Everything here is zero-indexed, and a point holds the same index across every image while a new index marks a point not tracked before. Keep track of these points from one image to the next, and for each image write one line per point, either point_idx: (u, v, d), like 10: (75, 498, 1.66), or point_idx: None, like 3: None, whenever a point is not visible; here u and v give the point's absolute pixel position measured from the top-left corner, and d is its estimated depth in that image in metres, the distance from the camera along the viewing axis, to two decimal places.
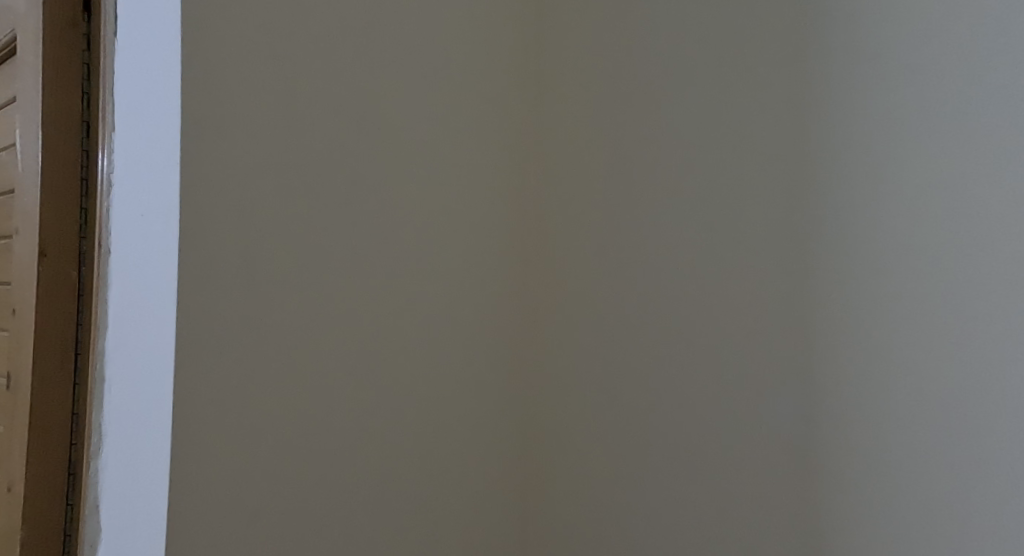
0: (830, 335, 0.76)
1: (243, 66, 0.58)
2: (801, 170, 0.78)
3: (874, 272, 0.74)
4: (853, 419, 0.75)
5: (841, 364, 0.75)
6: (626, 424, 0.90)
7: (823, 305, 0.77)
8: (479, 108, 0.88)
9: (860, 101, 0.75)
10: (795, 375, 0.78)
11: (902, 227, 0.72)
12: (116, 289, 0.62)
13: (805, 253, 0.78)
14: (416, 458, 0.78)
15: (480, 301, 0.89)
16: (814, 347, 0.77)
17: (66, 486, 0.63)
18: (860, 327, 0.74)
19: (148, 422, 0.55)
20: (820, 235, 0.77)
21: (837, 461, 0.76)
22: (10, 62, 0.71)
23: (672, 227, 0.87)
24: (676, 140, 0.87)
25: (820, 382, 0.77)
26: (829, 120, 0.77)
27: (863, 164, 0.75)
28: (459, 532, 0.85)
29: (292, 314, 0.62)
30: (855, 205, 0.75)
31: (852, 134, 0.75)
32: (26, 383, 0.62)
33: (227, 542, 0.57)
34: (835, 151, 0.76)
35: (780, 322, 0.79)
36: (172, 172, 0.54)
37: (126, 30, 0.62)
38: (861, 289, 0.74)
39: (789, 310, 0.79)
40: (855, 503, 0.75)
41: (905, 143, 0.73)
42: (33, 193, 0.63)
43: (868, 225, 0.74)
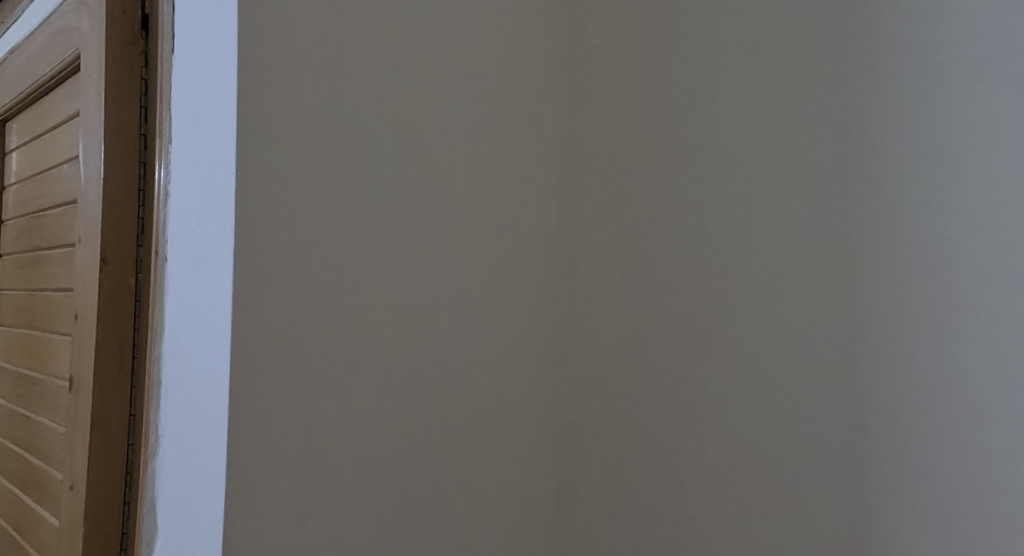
0: (852, 328, 0.67)
1: (257, 58, 0.57)
2: (824, 147, 0.69)
3: (896, 248, 0.65)
4: (880, 425, 0.65)
5: (867, 362, 0.66)
6: (656, 436, 0.81)
7: (845, 294, 0.67)
8: (503, 103, 0.83)
9: (889, 70, 0.65)
10: (819, 377, 0.69)
11: (928, 205, 0.63)
12: (171, 294, 0.64)
13: (827, 236, 0.69)
14: (426, 461, 0.72)
15: (502, 300, 0.83)
16: (838, 343, 0.68)
17: (124, 486, 0.65)
18: (885, 319, 0.65)
19: (206, 425, 0.57)
20: (838, 217, 0.68)
21: (864, 460, 0.66)
22: (74, 80, 0.75)
23: (703, 220, 0.78)
24: (697, 131, 0.79)
25: (843, 385, 0.67)
26: (857, 92, 0.67)
27: (883, 136, 0.66)
28: (472, 537, 0.78)
29: (321, 309, 0.61)
30: (878, 181, 0.66)
31: (875, 105, 0.66)
32: (88, 386, 0.65)
33: (254, 538, 0.56)
34: (854, 120, 0.67)
35: (796, 315, 0.70)
36: (227, 179, 0.56)
37: (183, 47, 0.64)
38: (883, 273, 0.65)
39: (810, 300, 0.70)
40: (889, 525, 0.64)
41: (933, 112, 0.63)
42: (95, 205, 0.66)
43: (894, 203, 0.65)
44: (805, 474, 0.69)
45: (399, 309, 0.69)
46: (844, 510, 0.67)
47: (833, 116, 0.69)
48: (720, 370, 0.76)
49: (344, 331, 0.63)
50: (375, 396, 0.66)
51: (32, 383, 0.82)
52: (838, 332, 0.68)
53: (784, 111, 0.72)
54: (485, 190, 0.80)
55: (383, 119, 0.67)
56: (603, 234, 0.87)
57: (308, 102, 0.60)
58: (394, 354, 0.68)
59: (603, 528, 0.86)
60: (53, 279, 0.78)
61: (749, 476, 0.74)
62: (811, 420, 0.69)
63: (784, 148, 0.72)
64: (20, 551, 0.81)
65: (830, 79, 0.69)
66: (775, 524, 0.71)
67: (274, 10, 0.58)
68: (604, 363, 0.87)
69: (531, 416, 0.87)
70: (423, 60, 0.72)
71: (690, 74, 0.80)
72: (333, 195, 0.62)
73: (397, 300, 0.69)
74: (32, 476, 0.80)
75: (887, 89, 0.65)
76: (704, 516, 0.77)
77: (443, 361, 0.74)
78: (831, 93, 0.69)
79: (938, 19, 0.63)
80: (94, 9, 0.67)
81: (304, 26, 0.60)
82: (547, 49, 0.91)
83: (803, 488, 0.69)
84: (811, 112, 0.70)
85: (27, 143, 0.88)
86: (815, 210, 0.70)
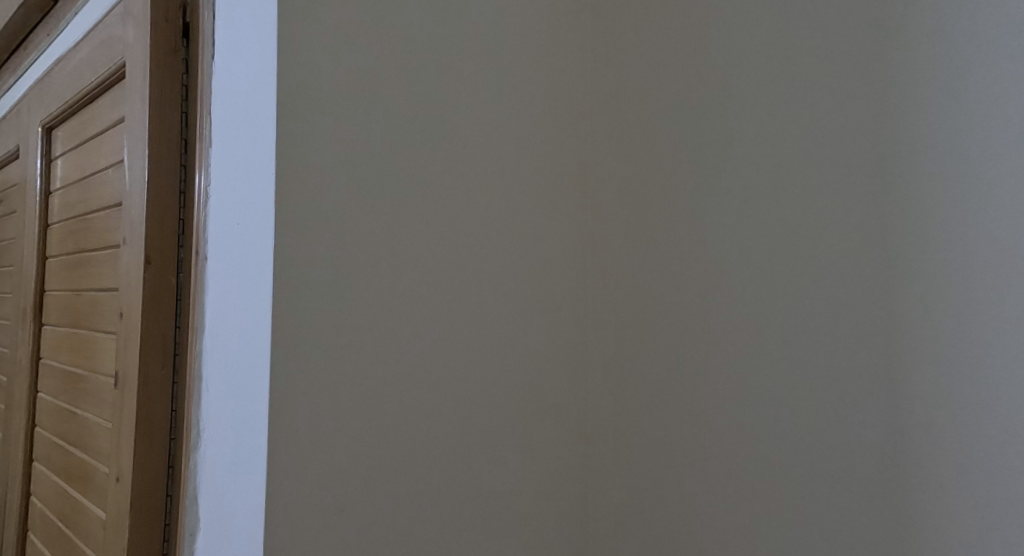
0: (885, 326, 0.67)
1: (302, 65, 0.59)
2: (857, 144, 0.69)
3: (926, 241, 0.65)
4: (916, 424, 0.65)
5: (900, 360, 0.66)
6: (685, 434, 0.81)
7: (878, 291, 0.67)
8: (533, 106, 0.84)
9: (925, 69, 0.65)
10: (852, 375, 0.69)
11: (959, 197, 0.63)
12: (212, 292, 0.66)
13: (858, 234, 0.68)
14: (458, 456, 0.73)
15: (530, 299, 0.83)
16: (872, 340, 0.67)
17: (167, 479, 0.67)
18: (917, 317, 0.65)
19: (246, 419, 0.59)
20: (870, 213, 0.68)
21: (899, 453, 0.66)
22: (118, 87, 0.78)
23: (734, 219, 0.77)
24: (728, 130, 0.78)
25: (875, 382, 0.67)
26: (892, 89, 0.67)
27: (917, 135, 0.65)
28: (504, 531, 0.79)
29: (357, 306, 0.63)
30: (910, 179, 0.66)
31: (908, 103, 0.66)
32: (133, 381, 0.67)
33: (299, 524, 0.58)
34: (886, 116, 0.67)
35: (829, 313, 0.70)
36: (269, 181, 0.58)
37: (223, 52, 0.66)
38: (915, 270, 0.65)
39: (842, 297, 0.69)
40: (925, 523, 0.64)
41: (971, 112, 0.63)
42: (139, 207, 0.68)
43: (925, 195, 0.65)
44: (840, 471, 0.69)
45: (428, 308, 0.70)
46: (880, 502, 0.67)
47: (867, 114, 0.68)
48: (752, 370, 0.75)
49: (379, 328, 0.65)
50: (405, 393, 0.67)
51: (77, 380, 0.85)
52: (870, 330, 0.67)
53: (815, 108, 0.72)
54: (511, 191, 0.80)
55: (412, 122, 0.68)
56: (630, 234, 0.87)
57: (347, 106, 0.62)
58: (424, 352, 0.69)
59: (631, 529, 0.85)
60: (98, 280, 0.81)
61: (782, 475, 0.73)
62: (846, 419, 0.69)
63: (818, 146, 0.71)
64: (66, 541, 0.84)
65: (865, 76, 0.69)
66: (809, 524, 0.71)
67: (316, 18, 0.60)
68: (631, 363, 0.86)
69: (560, 413, 0.87)
70: (451, 63, 0.73)
71: (720, 72, 0.79)
72: (370, 195, 0.64)
73: (425, 301, 0.69)
74: (78, 469, 0.83)
75: (920, 84, 0.65)
76: (736, 517, 0.76)
77: (469, 360, 0.75)
78: (863, 89, 0.69)
79: (977, 18, 0.63)
80: (139, 18, 0.70)
81: (340, 32, 0.62)
82: (572, 48, 0.91)
83: (838, 486, 0.69)
84: (846, 110, 0.70)
85: (72, 149, 0.91)
86: (846, 204, 0.69)
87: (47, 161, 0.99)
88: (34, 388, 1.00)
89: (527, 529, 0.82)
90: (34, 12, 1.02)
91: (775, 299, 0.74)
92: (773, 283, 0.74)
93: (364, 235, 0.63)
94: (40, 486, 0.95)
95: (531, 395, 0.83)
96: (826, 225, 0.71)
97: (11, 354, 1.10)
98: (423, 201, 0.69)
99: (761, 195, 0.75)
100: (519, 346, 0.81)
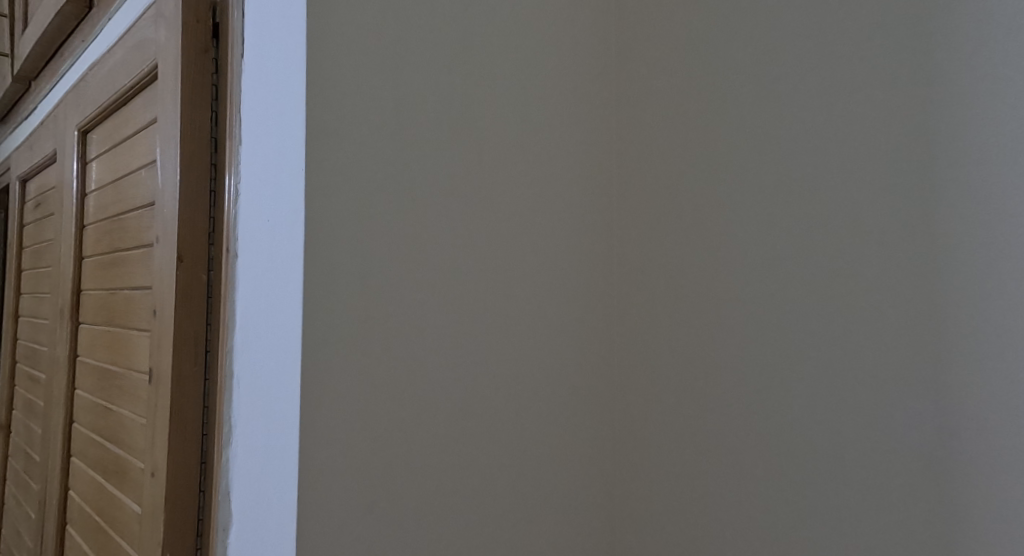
0: (919, 322, 0.62)
1: (317, 59, 0.58)
2: (890, 129, 0.64)
3: (959, 224, 0.60)
4: (954, 425, 0.60)
5: (937, 357, 0.61)
6: (711, 432, 0.78)
7: (913, 285, 0.62)
8: (553, 100, 0.82)
9: (958, 44, 0.61)
10: (885, 375, 0.64)
11: (998, 178, 0.58)
12: (242, 290, 0.67)
13: (888, 220, 0.64)
14: (476, 453, 0.72)
15: (552, 295, 0.81)
16: (907, 339, 0.63)
17: (199, 474, 0.68)
18: (954, 309, 0.60)
19: (278, 416, 0.59)
20: (900, 197, 0.64)
21: (932, 454, 0.61)
22: (150, 89, 0.79)
23: (762, 212, 0.74)
24: (753, 120, 0.76)
25: (911, 382, 0.62)
26: (928, 70, 0.62)
27: (954, 115, 0.61)
28: (526, 529, 0.77)
29: (372, 303, 0.62)
30: (946, 165, 0.61)
31: (941, 81, 0.62)
32: (166, 379, 0.68)
33: (316, 522, 0.57)
34: (918, 97, 0.63)
35: (859, 309, 0.66)
36: (297, 178, 0.58)
37: (252, 51, 0.67)
38: (948, 257, 0.61)
39: (874, 290, 0.65)
40: (965, 536, 0.59)
41: (1016, 92, 0.57)
42: (171, 206, 0.69)
43: (958, 178, 0.60)
44: (871, 473, 0.65)
45: (450, 305, 0.69)
46: (912, 504, 0.62)
47: (896, 95, 0.64)
48: (777, 369, 0.72)
49: (394, 324, 0.64)
50: (423, 393, 0.66)
51: (113, 377, 0.87)
52: (901, 322, 0.63)
53: (841, 93, 0.68)
54: (531, 186, 0.79)
55: (426, 115, 0.67)
56: (655, 230, 0.85)
57: (355, 98, 0.61)
58: (439, 351, 0.68)
59: (657, 532, 0.83)
60: (132, 278, 0.83)
61: (809, 477, 0.69)
62: (880, 422, 0.64)
63: (849, 133, 0.67)
64: (103, 536, 0.86)
65: (894, 56, 0.65)
66: (839, 532, 0.67)
67: (328, 12, 0.59)
68: (657, 361, 0.85)
69: (584, 409, 0.86)
70: (467, 57, 0.72)
71: (745, 63, 0.77)
72: (385, 189, 0.63)
73: (444, 298, 0.68)
74: (114, 465, 0.85)
75: (953, 62, 0.61)
76: (761, 521, 0.73)
77: (487, 360, 0.73)
78: (892, 70, 0.65)
79: None
80: (171, 20, 0.71)
81: (355, 26, 0.61)
82: (594, 42, 0.89)
83: (870, 493, 0.65)
84: (875, 94, 0.66)
85: (107, 151, 0.93)
86: (876, 189, 0.65)
87: (84, 164, 1.01)
88: (73, 386, 1.02)
89: (550, 528, 0.80)
90: (71, 20, 1.05)
91: (801, 293, 0.70)
92: (800, 274, 0.71)
93: (379, 230, 0.62)
94: (79, 481, 0.97)
95: (554, 393, 0.82)
96: (853, 211, 0.67)
97: (51, 352, 1.13)
98: (444, 198, 0.68)
99: (787, 185, 0.72)
100: (541, 343, 0.80)
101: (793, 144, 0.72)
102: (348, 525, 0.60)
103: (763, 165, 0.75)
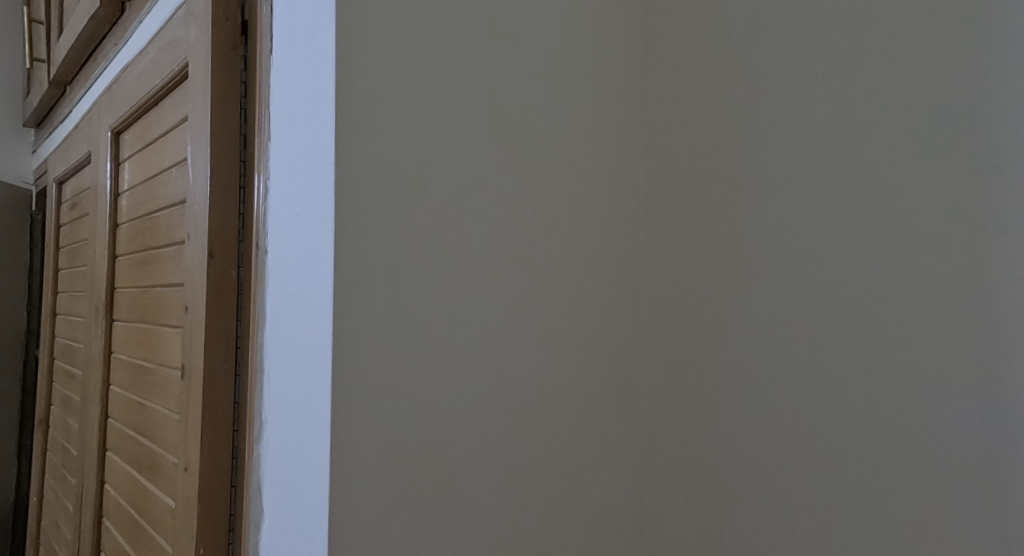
0: (965, 317, 0.61)
1: (353, 56, 0.58)
2: (936, 123, 0.63)
3: (1008, 217, 0.59)
4: (1002, 421, 0.59)
5: (984, 353, 0.59)
6: (744, 430, 0.77)
7: (960, 278, 0.61)
8: (583, 95, 0.81)
9: (1006, 34, 0.59)
10: (930, 373, 0.63)
11: None
12: (271, 285, 0.67)
13: (931, 213, 0.63)
14: (507, 450, 0.72)
15: (583, 291, 0.81)
16: (953, 335, 0.61)
17: (231, 470, 0.69)
18: (1003, 304, 0.59)
19: (309, 412, 0.59)
20: (944, 191, 0.62)
21: (979, 449, 0.60)
22: (181, 89, 0.80)
23: (799, 207, 0.73)
24: (787, 113, 0.74)
25: (956, 380, 0.61)
26: (977, 62, 0.61)
27: (1003, 105, 0.59)
28: (557, 525, 0.77)
29: (407, 299, 0.62)
30: (996, 156, 0.59)
31: (988, 72, 0.60)
32: (198, 374, 0.69)
33: (346, 517, 0.57)
34: (963, 87, 0.61)
35: (901, 306, 0.65)
36: (326, 172, 0.57)
37: (281, 47, 0.67)
38: (997, 250, 0.59)
39: (919, 285, 0.64)
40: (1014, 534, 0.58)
41: None
42: (202, 203, 0.70)
43: (1006, 171, 0.59)
44: (914, 470, 0.64)
45: (480, 302, 0.69)
46: (958, 501, 0.61)
47: (939, 87, 0.63)
48: (816, 366, 0.71)
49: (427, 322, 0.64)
50: (452, 390, 0.66)
51: (146, 373, 0.89)
52: (946, 317, 0.62)
53: (882, 85, 0.67)
54: (562, 183, 0.78)
55: (454, 111, 0.66)
56: (685, 225, 0.84)
57: (392, 96, 0.61)
58: (471, 348, 0.68)
59: (687, 531, 0.82)
60: (164, 275, 0.84)
61: (849, 475, 0.68)
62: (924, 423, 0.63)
63: (892, 126, 0.66)
64: (138, 530, 0.87)
65: (939, 47, 0.63)
66: (878, 531, 0.66)
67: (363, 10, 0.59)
68: (687, 358, 0.83)
69: (614, 407, 0.85)
70: (500, 56, 0.71)
71: (778, 55, 0.75)
72: (422, 185, 0.63)
73: (475, 294, 0.68)
74: (147, 459, 0.86)
75: (1002, 52, 0.59)
76: (798, 518, 0.72)
77: (521, 357, 0.73)
78: (935, 61, 0.63)
79: None
80: (201, 18, 0.71)
81: (388, 22, 0.61)
82: (620, 34, 0.87)
83: (912, 489, 0.64)
84: (917, 85, 0.64)
85: (138, 151, 0.94)
86: (918, 183, 0.64)
87: (116, 164, 1.03)
88: (107, 381, 1.04)
89: (580, 523, 0.80)
90: (104, 24, 1.07)
91: (840, 289, 0.69)
92: (839, 269, 0.69)
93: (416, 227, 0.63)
94: (113, 475, 0.99)
95: (583, 390, 0.81)
96: (895, 205, 0.65)
97: (85, 349, 1.15)
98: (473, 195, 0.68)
99: (823, 180, 0.71)
100: (571, 339, 0.79)
101: (830, 137, 0.70)
102: (384, 519, 0.60)
103: (798, 159, 0.73)
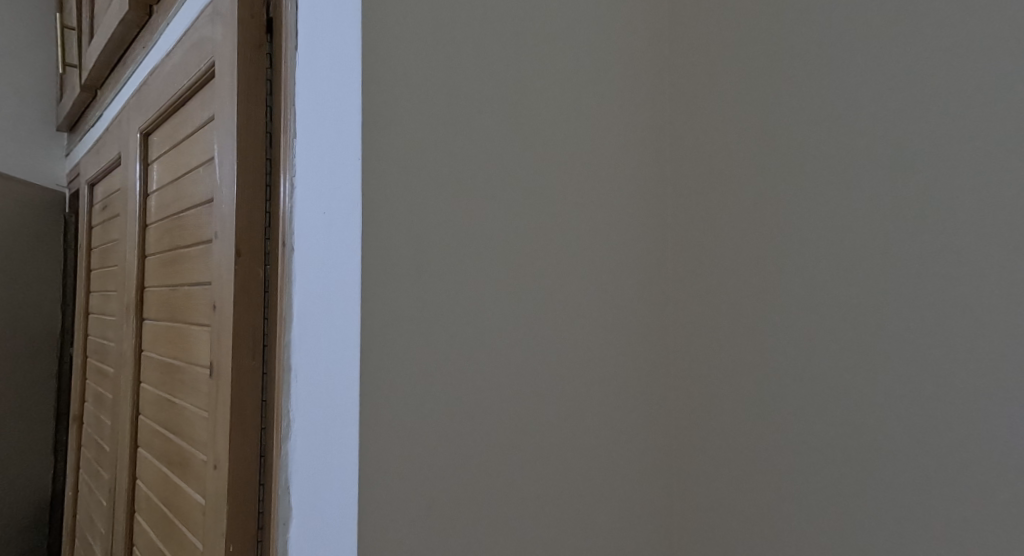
0: (1008, 310, 0.56)
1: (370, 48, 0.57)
2: (975, 103, 0.58)
3: None
4: None
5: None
6: (771, 430, 0.74)
7: (1003, 268, 0.57)
8: (607, 87, 0.79)
9: None
10: (970, 370, 0.58)
11: None
12: (298, 283, 0.67)
13: (970, 198, 0.59)
14: (525, 449, 0.69)
15: (607, 287, 0.79)
16: (994, 331, 0.57)
17: (260, 467, 0.69)
18: None
19: (337, 410, 0.59)
20: (984, 175, 0.58)
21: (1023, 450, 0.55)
22: (208, 88, 0.80)
23: (828, 195, 0.69)
24: (815, 97, 0.70)
25: (999, 377, 0.57)
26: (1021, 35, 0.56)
27: None
28: (580, 525, 0.75)
29: (427, 295, 0.60)
30: None
31: None
32: (226, 372, 0.69)
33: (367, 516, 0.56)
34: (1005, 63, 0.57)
35: (937, 298, 0.60)
36: (352, 168, 0.57)
37: (306, 44, 0.67)
38: None
39: (957, 276, 0.59)
40: None
41: None
42: (229, 201, 0.70)
43: None
44: (950, 472, 0.59)
45: (494, 297, 0.66)
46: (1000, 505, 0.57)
47: (979, 63, 0.58)
48: (845, 364, 0.67)
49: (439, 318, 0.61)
50: (473, 388, 0.64)
51: (176, 371, 0.89)
52: (987, 310, 0.57)
53: (916, 64, 0.62)
54: (585, 175, 0.76)
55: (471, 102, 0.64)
56: (712, 216, 0.81)
57: (405, 86, 0.59)
58: (490, 344, 0.66)
59: (715, 533, 0.80)
60: (193, 274, 0.84)
61: (880, 477, 0.64)
62: (966, 427, 0.58)
63: (927, 108, 0.61)
64: (170, 526, 0.88)
65: (980, 21, 0.58)
66: (913, 535, 0.62)
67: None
68: (713, 356, 0.80)
69: (641, 406, 0.83)
70: (515, 44, 0.69)
71: (805, 37, 0.71)
72: (440, 178, 0.62)
73: (497, 290, 0.67)
74: (178, 456, 0.87)
75: None
76: (827, 521, 0.68)
77: (543, 354, 0.71)
78: (975, 36, 0.59)
79: None
80: (227, 17, 0.71)
81: (399, 10, 0.59)
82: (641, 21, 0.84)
83: (949, 492, 0.60)
84: (955, 62, 0.60)
85: (167, 152, 0.95)
86: (956, 166, 0.59)
87: (144, 165, 1.04)
88: (138, 379, 1.05)
89: (606, 523, 0.78)
90: (132, 28, 1.08)
91: (871, 282, 0.65)
92: (870, 260, 0.65)
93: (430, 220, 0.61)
94: (145, 472, 1.00)
95: (608, 388, 0.79)
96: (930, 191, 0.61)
97: (117, 348, 1.17)
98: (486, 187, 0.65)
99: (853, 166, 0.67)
100: (593, 336, 0.77)
101: (860, 121, 0.66)
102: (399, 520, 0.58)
103: (826, 145, 0.69)
